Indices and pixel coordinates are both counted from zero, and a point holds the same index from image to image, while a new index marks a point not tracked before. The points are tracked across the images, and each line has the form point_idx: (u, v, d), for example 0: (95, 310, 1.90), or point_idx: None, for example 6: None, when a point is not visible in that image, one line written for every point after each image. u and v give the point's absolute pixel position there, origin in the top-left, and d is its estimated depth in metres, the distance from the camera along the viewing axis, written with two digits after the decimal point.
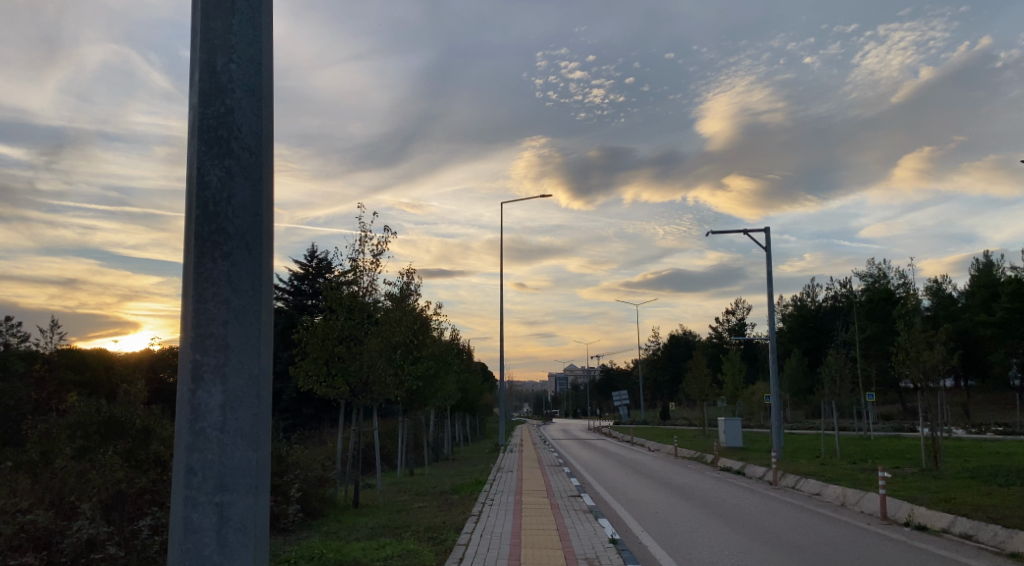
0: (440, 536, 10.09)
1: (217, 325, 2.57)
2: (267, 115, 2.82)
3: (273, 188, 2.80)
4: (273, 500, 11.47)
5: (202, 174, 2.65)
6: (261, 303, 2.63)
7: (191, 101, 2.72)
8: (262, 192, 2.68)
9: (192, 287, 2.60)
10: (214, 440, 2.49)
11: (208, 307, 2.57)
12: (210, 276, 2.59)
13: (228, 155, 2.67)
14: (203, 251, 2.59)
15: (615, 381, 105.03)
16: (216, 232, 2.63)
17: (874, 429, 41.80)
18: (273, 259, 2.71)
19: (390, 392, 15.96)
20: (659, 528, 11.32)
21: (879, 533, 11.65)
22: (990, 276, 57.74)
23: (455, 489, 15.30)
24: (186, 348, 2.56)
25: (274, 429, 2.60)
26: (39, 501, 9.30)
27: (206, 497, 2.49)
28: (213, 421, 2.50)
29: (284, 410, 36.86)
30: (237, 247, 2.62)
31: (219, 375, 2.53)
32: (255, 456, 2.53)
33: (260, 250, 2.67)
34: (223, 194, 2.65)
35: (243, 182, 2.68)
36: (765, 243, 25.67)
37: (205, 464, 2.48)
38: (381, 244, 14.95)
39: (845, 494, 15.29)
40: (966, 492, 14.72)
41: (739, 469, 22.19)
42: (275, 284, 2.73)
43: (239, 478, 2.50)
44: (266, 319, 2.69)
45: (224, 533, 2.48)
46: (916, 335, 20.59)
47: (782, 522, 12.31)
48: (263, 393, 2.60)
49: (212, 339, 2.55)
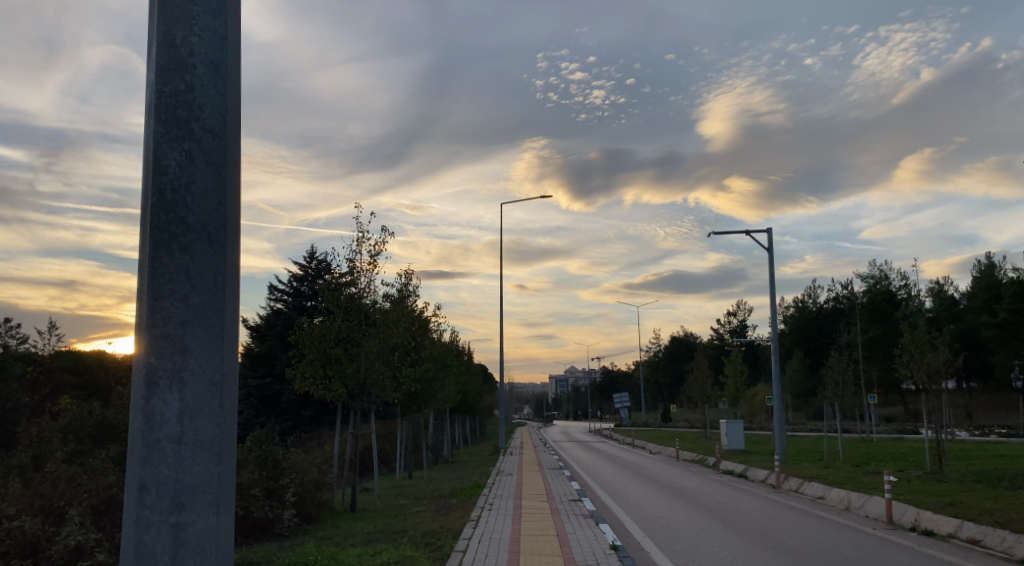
0: (437, 542, 9.89)
1: (174, 325, 2.39)
2: (233, 95, 2.64)
3: (239, 175, 2.62)
4: (268, 505, 11.29)
5: (159, 157, 2.46)
6: (224, 301, 2.46)
7: (148, 78, 2.54)
8: (226, 178, 2.51)
9: (147, 284, 2.41)
10: (170, 455, 2.31)
11: (164, 305, 2.39)
12: (167, 269, 2.42)
13: (188, 137, 2.48)
14: (159, 244, 2.41)
15: (616, 383, 104.81)
16: (174, 221, 2.45)
17: (877, 431, 41.57)
18: (238, 253, 2.53)
19: (387, 394, 15.78)
20: (661, 533, 11.12)
21: (886, 538, 11.44)
22: (992, 277, 57.47)
23: (454, 493, 15.08)
24: (139, 350, 2.37)
25: (238, 440, 2.42)
26: (28, 507, 9.09)
27: (159, 517, 2.30)
28: (169, 432, 2.31)
29: (284, 412, 36.71)
30: (198, 239, 2.44)
31: (176, 381, 2.34)
32: (217, 471, 2.35)
33: (224, 242, 2.50)
34: (182, 178, 2.46)
35: (204, 166, 2.50)
36: (767, 244, 25.45)
37: (161, 479, 2.30)
38: (378, 246, 14.68)
39: (850, 498, 15.07)
40: (973, 496, 14.50)
41: (741, 472, 21.97)
42: (240, 281, 2.56)
43: (197, 496, 2.32)
44: (230, 319, 2.51)
45: (180, 556, 2.30)
46: (919, 337, 20.39)
47: (786, 527, 12.10)
48: (227, 401, 2.42)
49: (169, 341, 2.36)
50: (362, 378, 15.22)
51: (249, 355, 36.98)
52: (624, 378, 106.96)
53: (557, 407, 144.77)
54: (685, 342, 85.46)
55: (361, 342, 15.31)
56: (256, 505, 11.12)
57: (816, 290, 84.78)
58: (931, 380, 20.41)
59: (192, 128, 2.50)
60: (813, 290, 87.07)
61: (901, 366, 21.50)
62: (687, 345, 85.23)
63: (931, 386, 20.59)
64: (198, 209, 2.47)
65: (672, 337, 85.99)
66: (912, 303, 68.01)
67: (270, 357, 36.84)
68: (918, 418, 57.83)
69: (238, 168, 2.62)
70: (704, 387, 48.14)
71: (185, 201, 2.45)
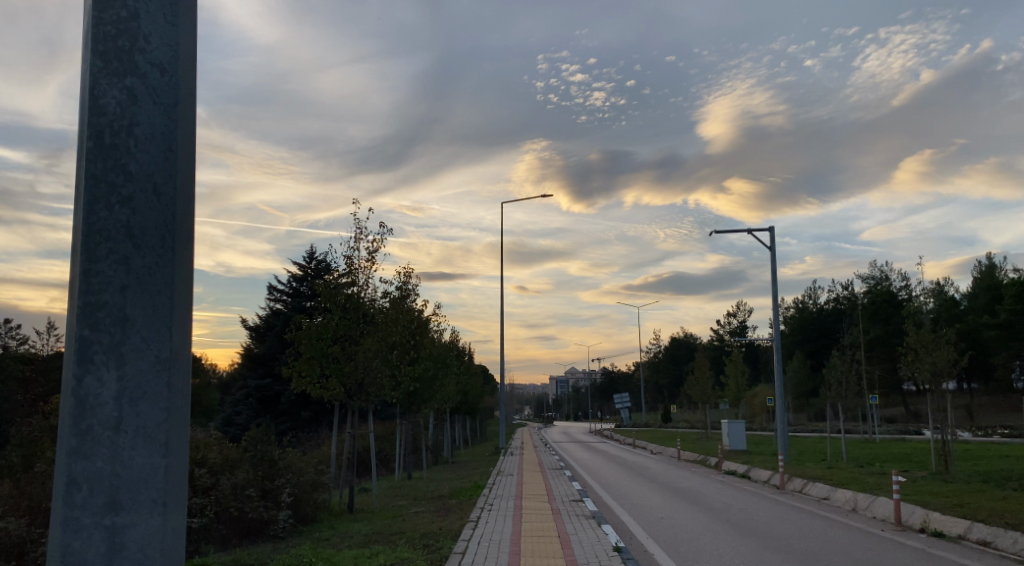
0: (435, 543, 9.65)
1: (112, 292, 2.18)
2: (185, 33, 2.45)
3: (191, 121, 2.43)
4: (264, 506, 11.04)
5: (96, 94, 2.25)
6: (173, 266, 2.26)
7: (86, 11, 2.33)
8: (175, 122, 2.32)
9: (83, 242, 2.20)
10: (107, 443, 2.10)
11: (102, 269, 2.18)
12: (105, 226, 2.21)
13: (129, 73, 2.28)
14: (95, 197, 2.21)
15: (616, 383, 104.55)
16: (114, 172, 2.25)
17: (880, 432, 41.28)
18: (188, 209, 2.34)
19: (385, 393, 15.53)
20: (664, 534, 10.89)
21: (894, 540, 11.18)
22: (994, 277, 57.17)
23: (453, 493, 14.84)
24: (73, 321, 2.16)
25: (185, 430, 2.21)
26: (14, 509, 8.86)
27: (93, 519, 2.08)
28: (106, 417, 2.10)
29: (283, 413, 36.51)
30: (142, 191, 2.24)
31: (114, 357, 2.14)
32: (162, 464, 2.15)
33: (173, 196, 2.30)
34: (124, 121, 2.26)
35: (150, 106, 2.30)
36: (770, 242, 25.19)
37: (94, 473, 2.09)
38: (376, 243, 14.34)
39: (856, 499, 14.80)
40: (980, 497, 14.24)
41: (744, 473, 21.70)
42: (191, 243, 2.36)
43: (138, 493, 2.11)
44: (181, 286, 2.30)
45: (118, 561, 2.08)
46: (924, 335, 20.13)
47: (793, 529, 11.85)
48: (175, 383, 2.22)
49: (106, 311, 2.16)
50: (361, 379, 14.88)
51: (249, 355, 36.76)
52: (625, 379, 106.68)
53: (557, 408, 144.58)
54: (685, 343, 85.18)
55: (359, 341, 15.03)
56: (251, 506, 10.87)
57: (816, 291, 84.40)
58: (937, 380, 20.13)
59: (134, 61, 2.30)
60: (814, 290, 86.76)
61: (905, 365, 21.24)
62: (687, 346, 84.96)
63: (937, 385, 20.33)
64: (142, 157, 2.27)
65: (672, 338, 85.72)
66: (913, 304, 67.72)
67: (270, 358, 36.64)
68: (919, 419, 57.54)
69: (191, 113, 2.42)
70: (705, 387, 47.86)
71: (129, 144, 2.26)
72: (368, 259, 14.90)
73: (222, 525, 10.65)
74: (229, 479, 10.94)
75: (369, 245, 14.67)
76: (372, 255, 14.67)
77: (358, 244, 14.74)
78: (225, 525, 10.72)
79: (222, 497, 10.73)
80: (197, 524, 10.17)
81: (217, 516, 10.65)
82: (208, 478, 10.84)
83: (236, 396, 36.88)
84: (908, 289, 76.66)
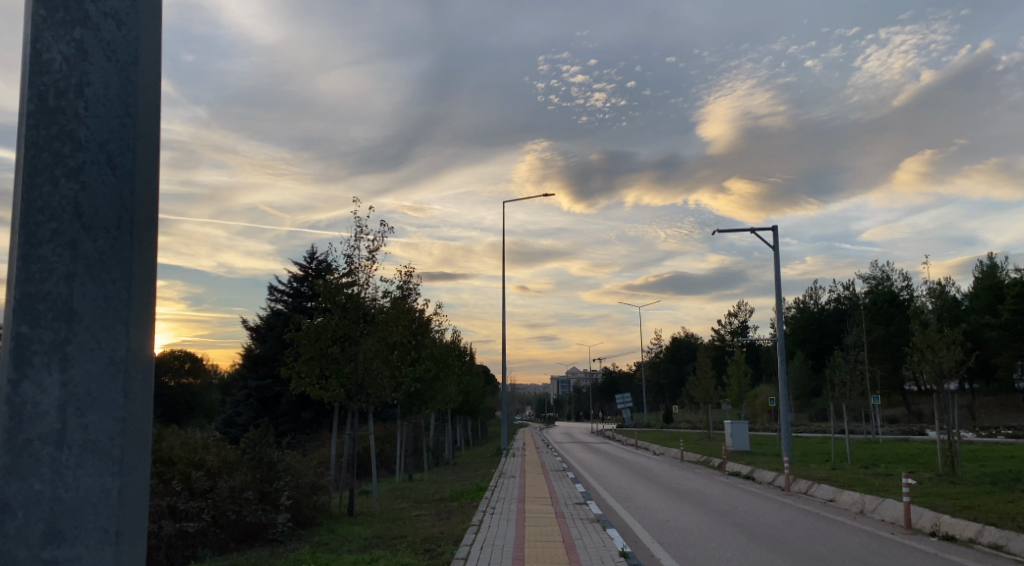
0: (437, 547, 9.47)
1: (55, 280, 1.86)
2: None
3: (154, 76, 2.09)
4: (262, 509, 10.86)
5: (38, 45, 1.92)
6: (131, 249, 1.94)
7: None
8: (135, 79, 1.99)
9: (20, 219, 1.88)
10: (47, 461, 1.78)
11: (43, 252, 1.86)
12: (50, 202, 1.90)
13: (78, 22, 1.95)
14: (38, 166, 1.89)
15: (617, 384, 104.38)
16: (62, 138, 1.93)
17: (882, 432, 41.09)
18: (150, 183, 2.02)
19: (385, 394, 15.32)
20: (670, 539, 10.67)
21: (905, 544, 10.98)
22: (995, 278, 57.02)
23: (455, 496, 14.64)
24: (9, 317, 1.84)
25: (144, 449, 1.90)
26: None
27: (29, 553, 1.77)
28: (46, 433, 1.79)
29: (284, 414, 36.37)
30: (92, 160, 1.92)
31: (56, 360, 1.82)
32: (114, 486, 1.82)
33: (132, 169, 1.97)
34: (75, 77, 1.93)
35: (103, 61, 1.97)
36: (773, 242, 25.00)
37: (30, 496, 1.77)
38: (377, 242, 14.16)
39: (864, 501, 14.59)
40: (991, 499, 14.02)
41: (748, 474, 21.50)
42: (155, 220, 2.05)
43: (85, 524, 1.79)
44: (143, 272, 1.99)
45: None
46: (931, 335, 19.93)
47: (801, 533, 11.65)
48: (133, 390, 1.90)
49: (46, 304, 1.84)
50: (361, 380, 14.72)
51: (249, 356, 36.61)
52: (625, 379, 106.50)
53: (557, 409, 144.40)
54: (686, 343, 85.01)
55: (359, 341, 14.83)
56: (249, 509, 10.70)
57: (817, 291, 84.15)
58: (943, 380, 19.93)
59: (85, 9, 1.97)
60: (814, 290, 86.55)
61: (911, 365, 21.05)
62: (688, 347, 84.80)
63: (943, 385, 20.13)
64: (93, 119, 1.94)
65: (673, 338, 85.57)
66: (915, 304, 67.50)
67: (270, 358, 36.50)
68: (921, 420, 57.35)
69: (155, 71, 2.10)
70: (706, 387, 47.70)
71: (77, 107, 1.93)
72: (368, 258, 14.73)
73: (220, 530, 10.44)
74: (226, 482, 10.75)
75: (370, 244, 14.50)
76: (371, 255, 14.52)
77: (359, 242, 14.55)
78: (223, 528, 10.53)
79: (220, 500, 10.55)
80: (195, 529, 9.97)
81: (215, 520, 10.45)
82: (206, 481, 10.70)
83: (237, 397, 36.72)
84: (909, 289, 76.47)
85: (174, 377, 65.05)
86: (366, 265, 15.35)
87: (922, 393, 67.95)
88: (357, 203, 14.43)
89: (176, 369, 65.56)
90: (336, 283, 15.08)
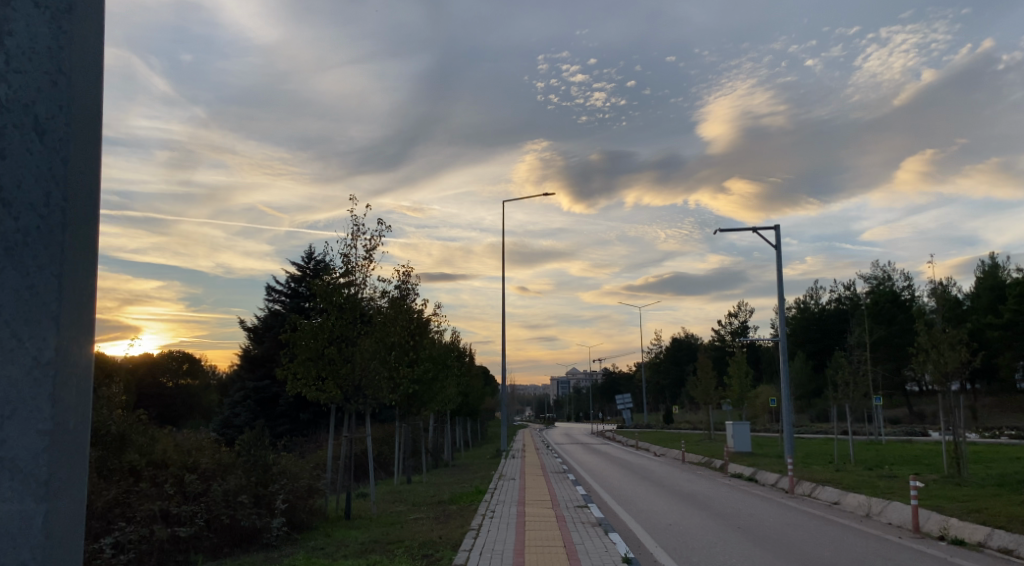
0: (434, 553, 9.24)
1: None
2: None
3: (88, 35, 1.95)
4: (256, 513, 10.60)
5: None
6: (61, 229, 1.81)
7: None
8: (63, 35, 1.86)
9: None
10: None
11: None
12: None
13: None
14: None
15: (617, 384, 103.99)
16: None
17: (885, 433, 40.82)
18: (84, 154, 1.88)
19: (383, 396, 15.10)
20: (673, 543, 10.46)
21: (913, 547, 10.76)
22: (997, 277, 56.77)
23: (453, 499, 14.41)
24: None
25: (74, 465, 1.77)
26: None
27: None
28: None
29: (282, 415, 36.15)
30: (17, 127, 1.80)
31: None
32: (40, 513, 1.68)
33: (63, 136, 1.83)
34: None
35: (32, 16, 1.84)
36: (775, 241, 24.78)
37: None
38: (375, 240, 13.94)
39: (870, 503, 14.36)
40: (998, 501, 13.80)
41: (751, 476, 21.27)
42: (89, 194, 1.91)
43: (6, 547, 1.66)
44: (75, 253, 1.86)
45: None
46: (937, 335, 19.67)
47: (806, 537, 11.43)
48: (59, 395, 1.76)
49: None
50: (359, 381, 14.52)
51: (247, 356, 36.36)
52: (625, 380, 106.11)
53: (557, 409, 144.00)
54: (686, 343, 84.72)
55: (357, 341, 14.60)
56: (244, 513, 10.44)
57: (818, 291, 83.75)
58: (949, 381, 19.70)
59: None
60: (815, 290, 86.21)
61: (916, 366, 20.82)
62: (689, 347, 84.48)
63: (949, 386, 19.90)
64: (18, 76, 1.81)
65: (673, 339, 85.37)
66: (916, 304, 67.15)
67: (268, 359, 36.27)
68: (922, 420, 57.08)
69: (90, 29, 1.97)
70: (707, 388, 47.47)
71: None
72: (366, 256, 14.52)
73: (213, 535, 10.19)
74: (220, 486, 10.54)
75: (367, 242, 14.28)
76: (369, 254, 14.31)
77: (356, 240, 14.33)
78: (217, 533, 10.29)
79: (213, 505, 10.30)
80: (187, 535, 9.70)
81: (208, 525, 10.22)
82: (199, 484, 10.47)
83: (234, 398, 36.48)
84: (911, 289, 76.10)
85: (173, 378, 64.74)
86: (363, 263, 15.07)
87: (923, 394, 67.67)
88: (354, 199, 14.17)
89: (175, 370, 65.29)
90: (335, 283, 14.83)
